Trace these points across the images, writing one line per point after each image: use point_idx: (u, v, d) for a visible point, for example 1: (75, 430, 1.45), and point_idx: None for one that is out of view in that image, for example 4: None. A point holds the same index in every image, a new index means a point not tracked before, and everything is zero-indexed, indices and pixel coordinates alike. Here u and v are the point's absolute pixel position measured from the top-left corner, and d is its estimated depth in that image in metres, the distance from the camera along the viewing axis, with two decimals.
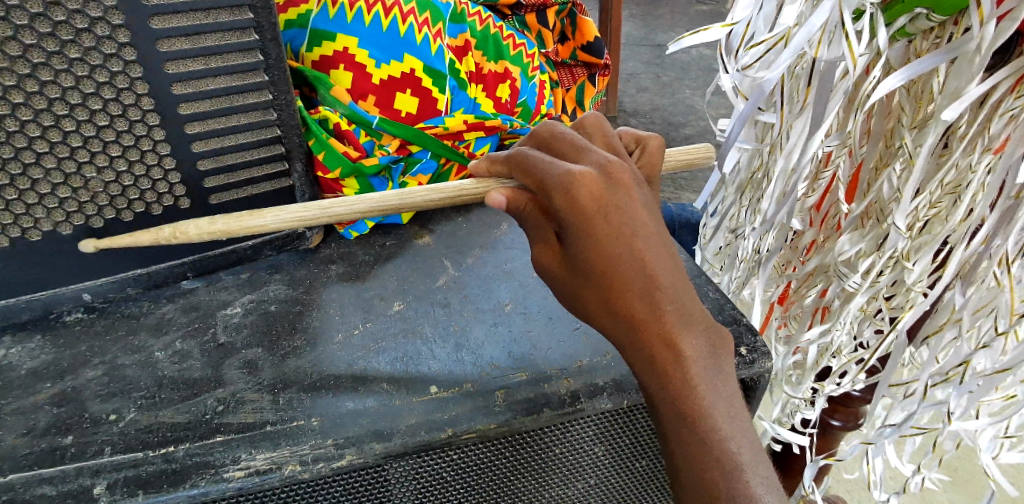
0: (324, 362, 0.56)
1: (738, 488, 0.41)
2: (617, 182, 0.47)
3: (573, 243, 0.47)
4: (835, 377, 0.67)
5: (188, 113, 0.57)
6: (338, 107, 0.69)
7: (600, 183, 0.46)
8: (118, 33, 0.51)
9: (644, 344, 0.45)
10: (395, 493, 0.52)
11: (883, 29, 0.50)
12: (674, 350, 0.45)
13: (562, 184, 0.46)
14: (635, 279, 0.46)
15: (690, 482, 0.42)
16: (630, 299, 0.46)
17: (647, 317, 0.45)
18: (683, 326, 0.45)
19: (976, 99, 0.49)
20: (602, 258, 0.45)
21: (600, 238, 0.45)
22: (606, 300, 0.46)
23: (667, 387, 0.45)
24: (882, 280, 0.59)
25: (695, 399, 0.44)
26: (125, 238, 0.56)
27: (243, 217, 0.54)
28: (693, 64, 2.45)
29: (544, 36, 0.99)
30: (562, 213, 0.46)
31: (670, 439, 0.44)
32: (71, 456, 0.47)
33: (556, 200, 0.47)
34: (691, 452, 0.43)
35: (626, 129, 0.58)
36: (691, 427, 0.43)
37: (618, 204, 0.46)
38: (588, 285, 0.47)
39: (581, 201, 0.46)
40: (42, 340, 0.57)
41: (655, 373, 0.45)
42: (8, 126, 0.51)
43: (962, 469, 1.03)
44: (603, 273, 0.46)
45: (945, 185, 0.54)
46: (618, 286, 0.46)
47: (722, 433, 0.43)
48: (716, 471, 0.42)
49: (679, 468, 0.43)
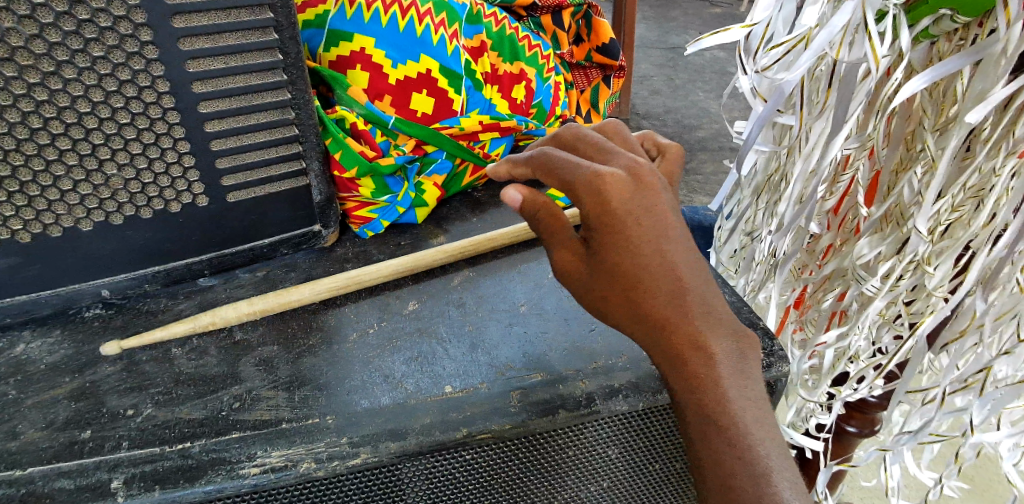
0: (339, 361, 0.55)
1: (766, 491, 0.40)
2: (645, 186, 0.47)
3: (597, 244, 0.47)
4: (852, 382, 0.66)
5: (208, 111, 0.57)
6: (355, 107, 0.70)
7: (626, 185, 0.46)
8: (141, 31, 0.52)
9: (672, 347, 0.45)
10: (409, 493, 0.52)
11: (906, 30, 0.49)
12: (703, 354, 0.44)
13: (589, 185, 0.46)
14: (662, 282, 0.45)
15: (712, 480, 0.42)
16: (657, 301, 0.45)
17: (676, 319, 0.45)
18: (711, 328, 0.45)
19: (1001, 101, 0.49)
20: (628, 262, 0.45)
21: (626, 241, 0.45)
22: (631, 303, 0.46)
23: (693, 389, 0.44)
24: (902, 284, 0.58)
25: (723, 401, 0.43)
26: (159, 331, 0.57)
27: (279, 295, 0.61)
28: (706, 67, 2.44)
29: (559, 37, 1.00)
30: (588, 214, 0.47)
31: (696, 441, 0.44)
32: (89, 450, 0.47)
33: (582, 200, 0.47)
34: (720, 454, 0.42)
35: (645, 134, 0.58)
36: (720, 429, 0.43)
37: (646, 207, 0.46)
38: (612, 287, 0.46)
39: (608, 203, 0.46)
40: (61, 335, 0.58)
41: (679, 377, 0.45)
42: (32, 123, 0.52)
43: (978, 477, 1.01)
44: (630, 276, 0.45)
45: (968, 188, 0.53)
46: (644, 288, 0.45)
47: (750, 436, 0.42)
48: (741, 478, 0.41)
49: (703, 465, 0.43)
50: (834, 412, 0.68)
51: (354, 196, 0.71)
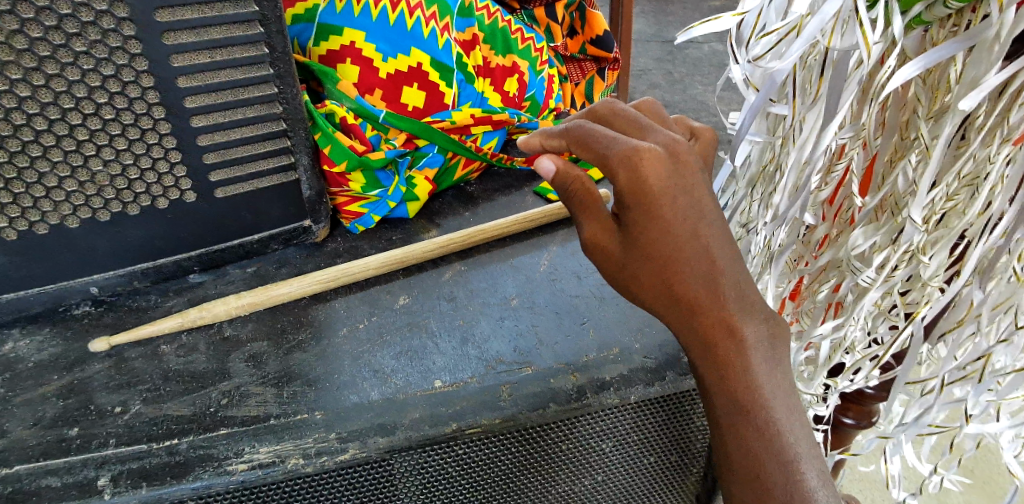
0: (328, 356, 0.55)
1: (793, 479, 0.41)
2: (684, 165, 0.45)
3: (632, 225, 0.45)
4: (848, 374, 0.65)
5: (194, 106, 0.56)
6: (345, 101, 0.69)
7: (665, 164, 0.44)
8: (123, 25, 0.51)
9: (702, 331, 0.45)
10: (401, 488, 0.51)
11: (898, 17, 0.48)
12: (735, 338, 0.44)
13: (627, 161, 0.44)
14: (697, 265, 0.44)
15: (742, 470, 0.43)
16: (690, 283, 0.44)
17: (708, 303, 0.44)
18: (743, 313, 0.44)
19: (996, 88, 0.48)
20: (664, 244, 0.44)
21: (661, 224, 0.44)
22: (665, 285, 0.45)
23: (723, 372, 0.45)
24: (898, 274, 0.58)
25: (755, 391, 0.44)
26: (148, 326, 0.57)
27: (269, 289, 0.60)
28: (705, 60, 2.43)
29: (553, 30, 1.01)
30: (624, 192, 0.44)
31: (724, 427, 0.45)
32: (77, 447, 0.47)
33: (619, 177, 0.44)
34: (750, 446, 0.43)
35: (679, 117, 0.55)
36: (752, 419, 0.43)
37: (684, 187, 0.44)
38: (646, 270, 0.45)
39: (646, 181, 0.44)
40: (50, 333, 0.58)
41: (708, 359, 0.45)
42: (16, 119, 0.51)
43: (979, 469, 1.01)
44: (665, 259, 0.44)
45: (962, 177, 0.52)
46: (678, 271, 0.44)
47: (779, 424, 0.43)
48: (771, 467, 0.42)
49: (731, 452, 0.44)
50: (830, 404, 0.68)
51: (345, 191, 0.71)
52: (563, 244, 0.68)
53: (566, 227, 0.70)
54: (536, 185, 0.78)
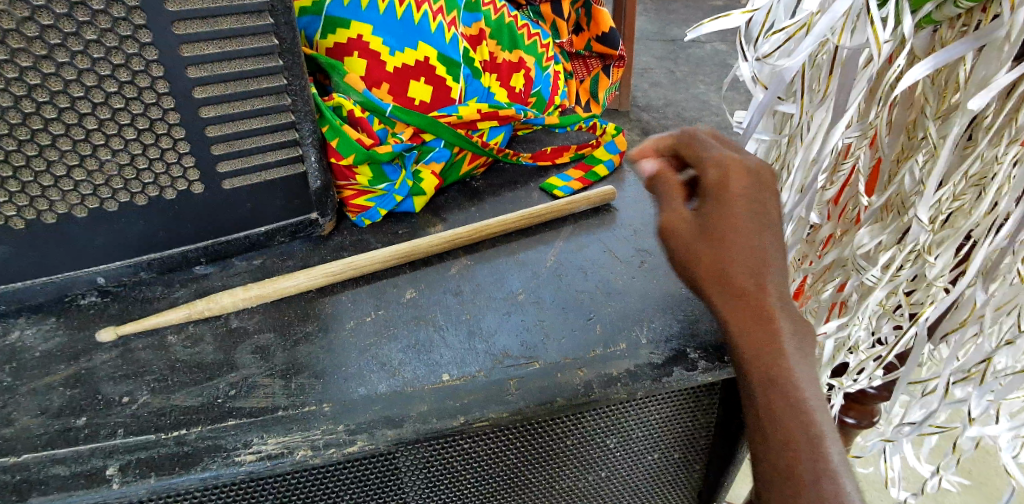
0: (335, 349, 0.55)
1: (820, 463, 0.41)
2: (763, 182, 0.49)
3: (710, 213, 0.48)
4: (852, 374, 0.66)
5: (203, 97, 0.56)
6: (352, 94, 0.69)
7: (748, 174, 0.49)
8: (134, 14, 0.51)
9: (747, 316, 0.46)
10: (406, 480, 0.53)
11: (909, 16, 0.48)
12: (774, 331, 0.45)
13: (719, 162, 0.49)
14: (756, 259, 0.46)
15: (774, 452, 0.42)
16: (746, 274, 0.46)
17: (757, 295, 0.46)
18: (786, 313, 0.46)
19: (1004, 88, 0.48)
20: (729, 234, 0.46)
21: (726, 218, 0.47)
22: (722, 270, 0.46)
23: (761, 353, 0.45)
24: (903, 274, 0.58)
25: (788, 378, 0.44)
26: (153, 317, 0.57)
27: (276, 281, 0.61)
28: (707, 60, 2.43)
29: (559, 26, 0.99)
30: (706, 184, 0.48)
31: (758, 406, 0.44)
32: (84, 437, 0.47)
33: (708, 172, 0.49)
34: (781, 423, 0.43)
35: None
36: (785, 400, 0.43)
37: (761, 197, 0.48)
38: (708, 253, 0.47)
39: (730, 179, 0.48)
40: (56, 322, 0.58)
41: (749, 342, 0.45)
42: (25, 107, 0.51)
43: (978, 471, 1.01)
44: (723, 244, 0.47)
45: (970, 177, 0.52)
46: (735, 259, 0.46)
47: (808, 412, 0.43)
48: (802, 449, 0.41)
49: (764, 437, 0.43)
50: (834, 404, 0.68)
51: (352, 185, 0.71)
52: (569, 240, 0.68)
53: (572, 223, 0.70)
54: (541, 181, 0.78)
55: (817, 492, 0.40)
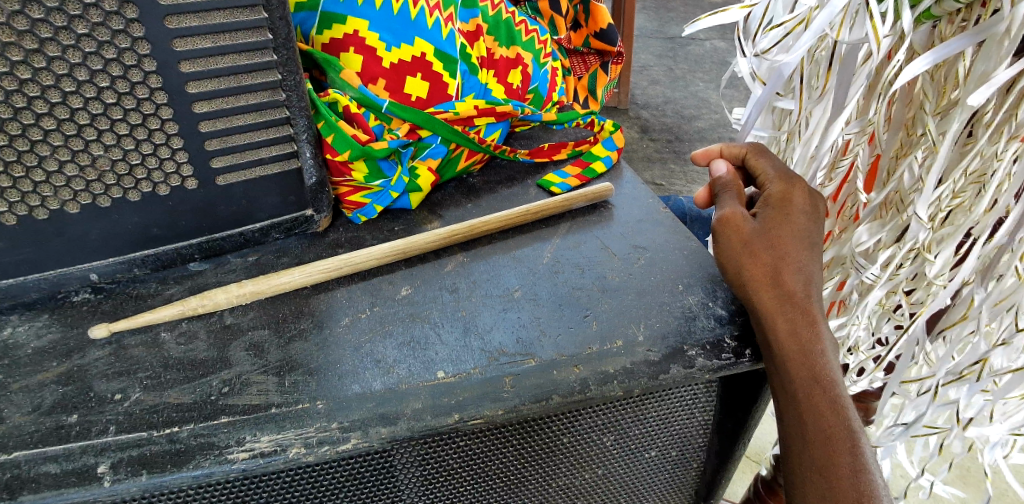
0: (329, 346, 0.55)
1: (854, 449, 0.47)
2: (816, 204, 0.57)
3: (768, 220, 0.55)
4: (852, 375, 0.67)
5: (196, 92, 0.56)
6: (347, 90, 0.67)
7: (807, 198, 0.57)
8: (126, 8, 0.50)
9: (794, 314, 0.50)
10: (402, 477, 0.53)
11: (908, 11, 0.48)
12: (813, 330, 0.50)
13: (788, 181, 0.58)
14: (801, 266, 0.53)
15: (816, 446, 0.48)
16: (793, 278, 0.52)
17: (802, 296, 0.51)
18: (821, 317, 0.52)
19: (1004, 84, 0.47)
20: (784, 242, 0.54)
21: (794, 229, 0.55)
22: (772, 271, 0.53)
23: (808, 355, 0.49)
24: (902, 273, 0.57)
25: (831, 376, 0.49)
26: (147, 314, 0.57)
27: (271, 277, 0.60)
28: (706, 57, 2.42)
29: (556, 23, 0.99)
30: (771, 199, 0.57)
31: (799, 400, 0.49)
32: (75, 434, 0.47)
33: (774, 189, 0.57)
34: (823, 419, 0.48)
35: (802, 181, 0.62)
36: (829, 403, 0.48)
37: (811, 214, 0.56)
38: (762, 254, 0.53)
39: (792, 195, 0.56)
40: (49, 319, 0.58)
41: (799, 342, 0.49)
42: (16, 102, 0.51)
43: (974, 469, 1.01)
44: (781, 250, 0.53)
45: (969, 174, 0.52)
46: (788, 264, 0.53)
47: (846, 409, 0.48)
48: (843, 447, 0.47)
49: (805, 423, 0.48)
50: None
51: (347, 181, 0.70)
52: (566, 236, 0.68)
53: (569, 220, 0.70)
54: (538, 178, 0.78)
55: (850, 482, 0.46)
